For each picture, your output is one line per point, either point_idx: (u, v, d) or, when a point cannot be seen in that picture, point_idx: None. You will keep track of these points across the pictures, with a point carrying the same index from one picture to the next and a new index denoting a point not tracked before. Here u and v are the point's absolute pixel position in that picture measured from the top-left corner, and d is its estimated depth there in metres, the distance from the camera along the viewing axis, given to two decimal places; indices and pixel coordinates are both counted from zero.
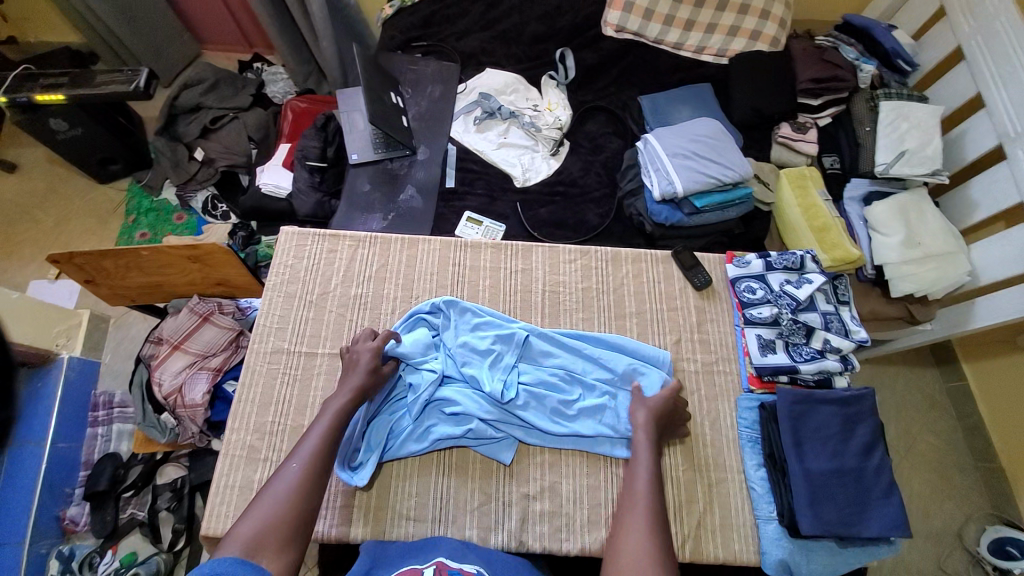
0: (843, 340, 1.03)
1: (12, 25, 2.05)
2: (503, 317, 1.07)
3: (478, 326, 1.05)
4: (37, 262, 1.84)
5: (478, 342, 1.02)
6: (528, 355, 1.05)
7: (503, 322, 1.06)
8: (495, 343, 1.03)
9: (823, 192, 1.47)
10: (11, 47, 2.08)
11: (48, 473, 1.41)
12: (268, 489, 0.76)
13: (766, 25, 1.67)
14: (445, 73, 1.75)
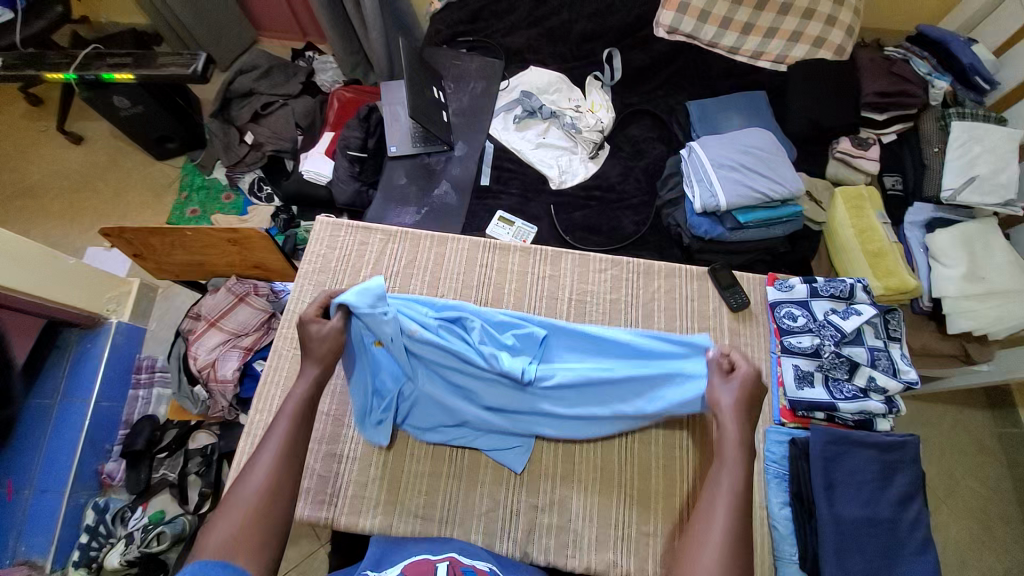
0: (890, 380, 0.94)
1: (88, 6, 2.18)
2: (519, 315, 1.03)
3: (493, 324, 1.01)
4: (97, 231, 1.97)
5: (492, 337, 0.98)
6: (546, 355, 1.00)
7: (518, 320, 1.01)
8: (517, 339, 0.98)
9: (881, 215, 1.37)
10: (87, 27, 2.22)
11: (91, 429, 1.52)
12: (238, 485, 0.70)
13: (833, 31, 1.56)
14: (489, 68, 1.73)
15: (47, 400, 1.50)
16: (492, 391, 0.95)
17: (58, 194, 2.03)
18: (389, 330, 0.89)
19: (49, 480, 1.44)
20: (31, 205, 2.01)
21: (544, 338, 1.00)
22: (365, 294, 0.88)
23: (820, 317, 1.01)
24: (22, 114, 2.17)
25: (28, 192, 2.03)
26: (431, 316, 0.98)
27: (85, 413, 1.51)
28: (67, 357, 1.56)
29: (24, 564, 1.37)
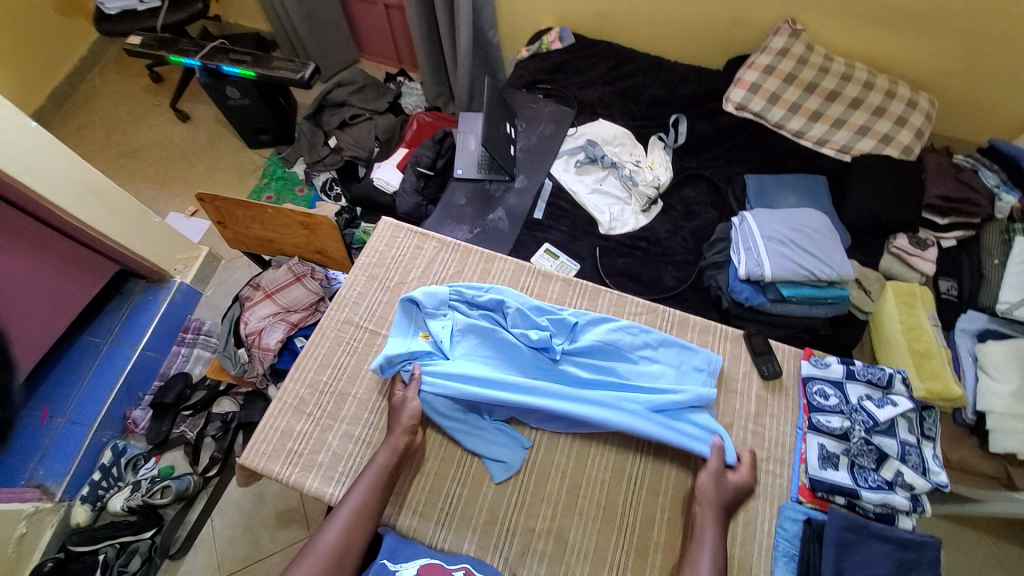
0: (919, 478, 0.88)
1: (223, 9, 2.52)
2: (553, 306, 1.12)
3: (530, 308, 1.10)
4: (182, 198, 2.19)
5: (526, 318, 1.08)
6: (573, 339, 1.08)
7: (553, 308, 1.11)
8: (548, 325, 1.07)
9: (932, 316, 1.34)
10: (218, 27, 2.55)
11: (131, 374, 1.63)
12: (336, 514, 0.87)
13: (902, 132, 1.59)
14: (560, 115, 1.86)
15: (99, 341, 1.64)
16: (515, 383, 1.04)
17: (158, 161, 2.29)
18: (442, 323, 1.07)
19: (83, 413, 1.54)
20: (133, 167, 2.27)
21: (575, 325, 1.08)
22: (429, 296, 1.07)
23: (853, 401, 0.98)
24: (145, 89, 2.48)
25: (133, 156, 2.30)
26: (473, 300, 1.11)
27: (129, 358, 1.63)
28: (129, 305, 1.72)
29: (37, 487, 1.43)
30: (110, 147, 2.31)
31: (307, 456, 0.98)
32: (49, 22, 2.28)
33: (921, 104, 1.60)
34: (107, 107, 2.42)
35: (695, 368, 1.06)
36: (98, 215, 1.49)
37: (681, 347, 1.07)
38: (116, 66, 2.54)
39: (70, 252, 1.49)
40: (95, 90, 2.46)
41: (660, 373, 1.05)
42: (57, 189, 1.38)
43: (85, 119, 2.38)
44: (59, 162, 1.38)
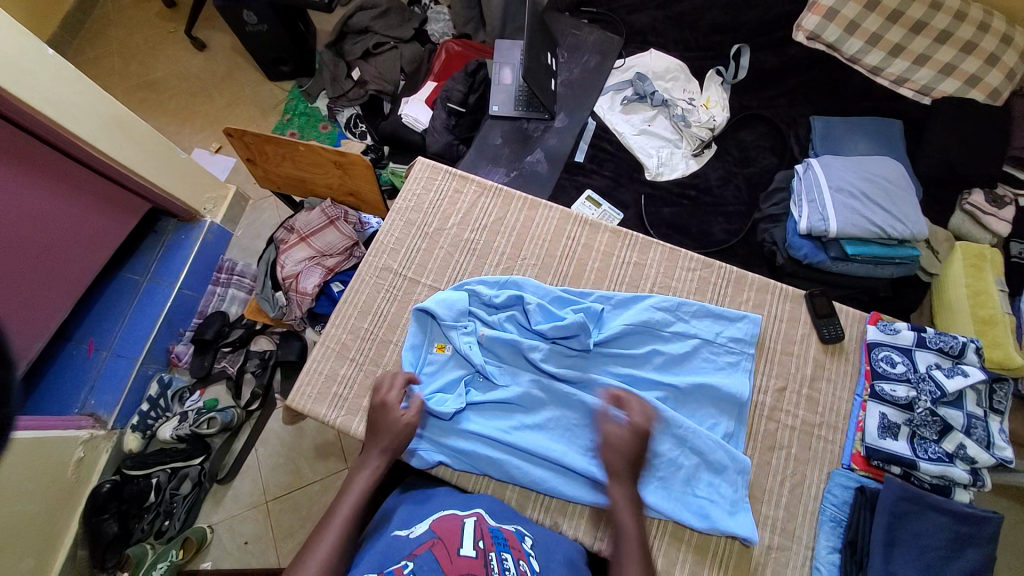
0: (981, 451, 0.84)
1: None
2: (576, 292, 1.03)
3: (551, 300, 1.01)
4: (205, 134, 2.12)
5: (547, 313, 0.98)
6: (600, 330, 1.00)
7: (576, 296, 1.02)
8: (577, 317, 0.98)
9: (1000, 280, 1.23)
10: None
11: (171, 311, 1.67)
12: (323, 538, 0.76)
13: (991, 72, 1.37)
14: (607, 44, 1.67)
15: (138, 278, 1.67)
16: (523, 407, 0.96)
17: (178, 94, 2.20)
18: (460, 328, 0.98)
19: (126, 347, 1.59)
20: (154, 100, 2.19)
21: (602, 313, 1.01)
22: (448, 308, 0.99)
23: (921, 369, 0.92)
24: (159, 14, 2.33)
25: (153, 87, 2.21)
26: (491, 292, 1.02)
27: (167, 296, 1.66)
28: (162, 245, 1.73)
29: (91, 416, 1.51)
30: (128, 78, 2.22)
31: (351, 401, 0.99)
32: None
33: (1018, 40, 1.37)
34: (122, 34, 2.30)
35: (726, 388, 0.95)
36: (125, 151, 1.45)
37: (715, 316, 1.01)
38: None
39: (100, 188, 1.46)
40: (108, 15, 2.33)
41: (692, 350, 0.98)
42: (78, 121, 1.32)
43: (101, 47, 2.27)
44: (79, 94, 1.32)
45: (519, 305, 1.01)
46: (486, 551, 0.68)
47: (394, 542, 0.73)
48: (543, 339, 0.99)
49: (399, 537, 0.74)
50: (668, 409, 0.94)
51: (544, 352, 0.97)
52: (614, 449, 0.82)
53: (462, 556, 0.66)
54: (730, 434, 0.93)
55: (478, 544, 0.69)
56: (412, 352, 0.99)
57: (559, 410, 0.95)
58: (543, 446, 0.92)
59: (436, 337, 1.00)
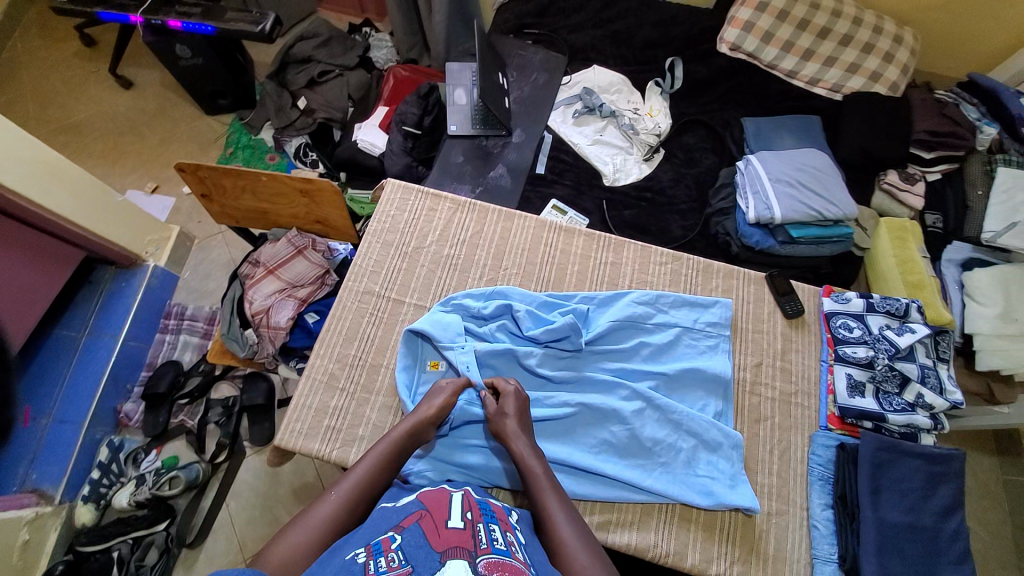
0: (937, 398, 0.95)
1: None
2: (560, 295, 1.07)
3: (538, 306, 1.04)
4: (138, 174, 1.99)
5: (537, 319, 1.01)
6: (588, 329, 1.04)
7: (561, 300, 1.05)
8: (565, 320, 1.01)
9: (921, 249, 1.41)
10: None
11: (116, 367, 1.54)
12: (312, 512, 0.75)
13: (889, 68, 1.59)
14: (552, 62, 1.75)
15: (76, 333, 1.52)
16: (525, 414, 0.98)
17: (104, 135, 2.05)
18: (453, 343, 0.98)
19: (69, 411, 1.44)
20: (78, 143, 2.03)
21: (588, 313, 1.05)
22: (441, 327, 0.99)
23: (875, 331, 1.02)
24: (75, 52, 2.18)
25: (75, 129, 2.05)
26: (479, 305, 1.03)
27: (111, 350, 1.53)
28: (99, 296, 1.59)
29: (33, 491, 1.35)
30: (44, 121, 2.05)
31: (346, 431, 0.95)
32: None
33: (906, 40, 1.60)
34: (32, 75, 2.12)
35: (709, 370, 1.01)
36: (58, 197, 1.34)
37: (691, 304, 1.08)
38: (37, 28, 2.22)
39: (28, 240, 1.33)
40: (15, 56, 2.15)
41: (675, 338, 1.04)
42: (4, 167, 1.21)
43: (10, 89, 2.09)
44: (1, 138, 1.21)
45: (508, 313, 1.03)
46: (474, 523, 0.67)
47: (382, 512, 0.71)
48: (536, 344, 1.01)
49: (387, 508, 0.72)
50: (662, 396, 0.99)
51: (539, 357, 1.00)
52: (506, 413, 0.89)
53: (450, 529, 0.64)
54: (720, 413, 0.99)
55: (466, 516, 0.68)
56: (406, 374, 0.98)
57: (562, 411, 0.97)
58: (549, 451, 0.93)
59: (429, 355, 1.00)
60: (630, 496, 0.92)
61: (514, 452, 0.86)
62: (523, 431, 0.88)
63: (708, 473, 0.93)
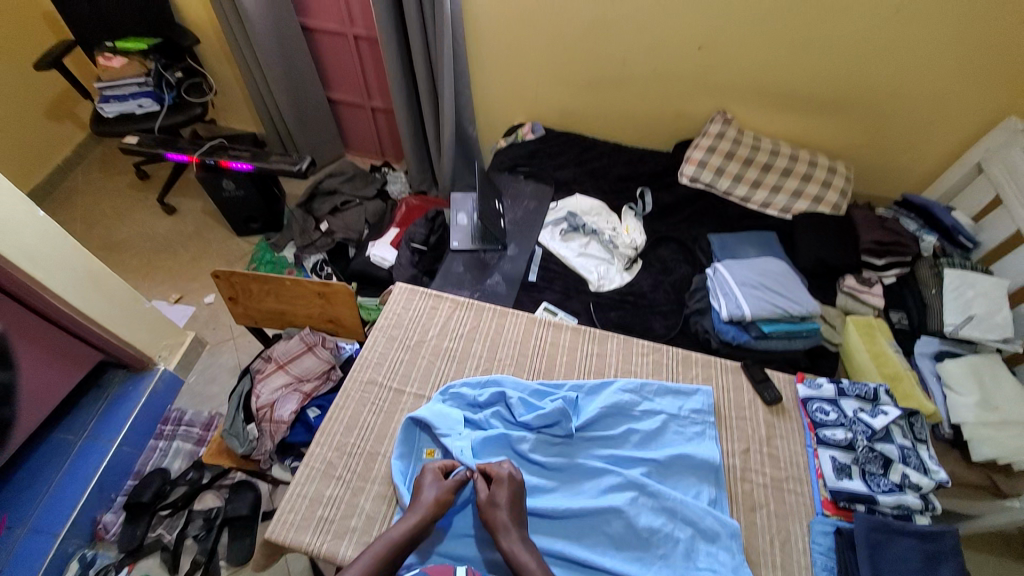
0: (923, 478, 0.98)
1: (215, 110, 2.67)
2: (551, 384, 1.14)
3: (531, 394, 1.11)
4: (165, 287, 2.18)
5: (529, 405, 1.07)
6: (578, 416, 1.09)
7: (551, 388, 1.13)
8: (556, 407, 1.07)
9: (891, 342, 1.51)
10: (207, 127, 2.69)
11: (104, 474, 1.52)
12: None
13: (827, 192, 1.87)
14: (541, 193, 2.05)
15: (73, 437, 1.54)
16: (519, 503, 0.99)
17: (142, 253, 2.29)
18: (451, 432, 1.04)
19: (47, 521, 1.40)
20: (116, 260, 2.26)
21: (577, 400, 1.11)
22: (439, 415, 1.05)
23: (850, 414, 1.08)
24: (130, 186, 2.54)
25: (117, 248, 2.30)
26: (476, 394, 1.10)
27: (104, 455, 1.53)
28: (105, 400, 1.63)
29: None
30: (91, 242, 2.31)
31: (338, 523, 0.96)
32: (36, 125, 2.37)
33: (839, 171, 1.91)
34: (89, 205, 2.45)
35: (698, 456, 1.04)
36: (92, 303, 1.48)
37: (675, 392, 1.15)
38: (99, 165, 2.60)
39: (57, 340, 1.46)
40: (76, 189, 2.50)
41: (662, 425, 1.09)
42: (54, 276, 1.38)
43: (66, 215, 2.39)
44: (59, 253, 1.39)
45: (502, 401, 1.10)
46: None
47: None
48: (529, 430, 1.06)
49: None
50: (654, 482, 1.01)
51: (532, 443, 1.04)
52: (498, 504, 0.90)
53: None
54: (715, 500, 1.00)
55: None
56: (401, 462, 1.02)
57: (556, 499, 0.98)
58: (545, 542, 0.93)
59: (425, 443, 1.05)
60: None
61: (502, 546, 0.87)
62: (514, 523, 0.90)
63: (707, 566, 0.92)
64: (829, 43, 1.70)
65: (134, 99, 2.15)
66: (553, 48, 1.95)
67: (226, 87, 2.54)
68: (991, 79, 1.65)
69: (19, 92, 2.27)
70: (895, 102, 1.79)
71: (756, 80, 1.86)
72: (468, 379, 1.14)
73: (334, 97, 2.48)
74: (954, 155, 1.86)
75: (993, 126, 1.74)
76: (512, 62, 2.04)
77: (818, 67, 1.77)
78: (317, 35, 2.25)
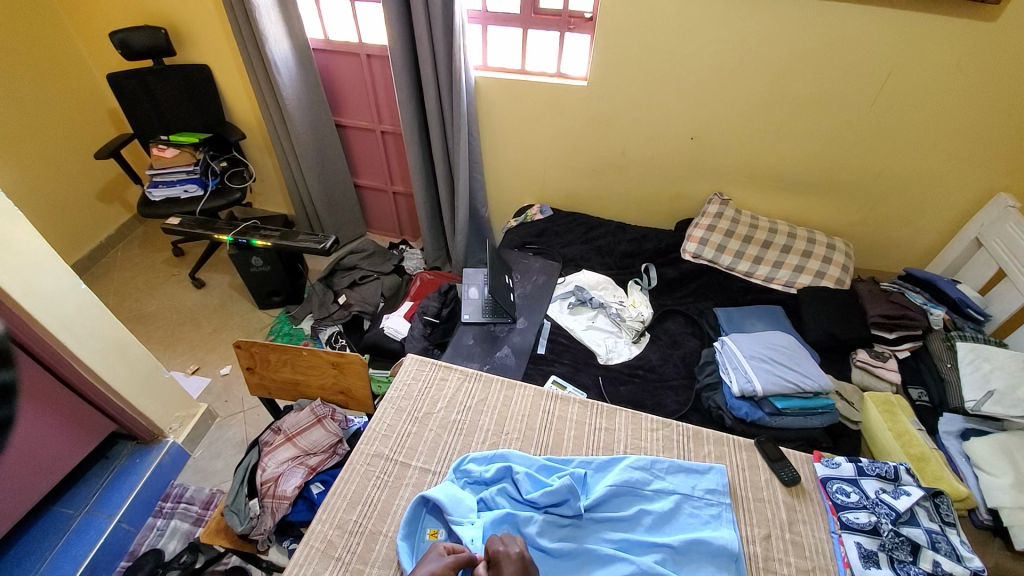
0: (955, 565, 0.94)
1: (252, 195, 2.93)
2: (558, 459, 1.12)
3: (537, 469, 1.09)
4: (184, 358, 2.24)
5: (536, 481, 1.05)
6: (586, 495, 1.06)
7: (558, 464, 1.11)
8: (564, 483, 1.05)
9: (914, 421, 1.46)
10: (243, 210, 2.94)
11: (99, 552, 1.46)
12: None
13: (829, 268, 1.92)
14: (549, 268, 2.12)
15: (73, 511, 1.52)
16: None
17: (168, 325, 2.40)
18: (462, 515, 1.00)
19: None
20: (142, 331, 2.36)
21: (586, 477, 1.09)
22: (454, 501, 1.01)
23: (872, 495, 1.07)
24: (165, 261, 2.73)
25: (144, 320, 2.42)
26: (483, 471, 1.08)
27: (103, 530, 1.49)
28: (111, 471, 1.63)
29: None
30: (121, 313, 2.44)
31: None
32: (88, 207, 2.62)
33: (838, 248, 1.98)
34: (124, 279, 2.62)
35: (717, 542, 0.99)
36: (115, 372, 1.54)
37: (687, 470, 1.12)
38: (140, 243, 2.82)
39: (74, 409, 1.49)
40: (116, 264, 2.69)
41: (675, 506, 1.05)
42: (86, 346, 1.46)
43: (101, 289, 2.55)
44: (94, 323, 1.48)
45: (508, 476, 1.08)
46: None
47: None
48: (537, 509, 1.03)
49: None
50: (670, 571, 0.95)
51: (541, 526, 1.00)
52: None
53: None
54: None
55: None
56: (406, 543, 0.98)
57: None
58: None
59: (430, 523, 1.02)
60: None
61: None
62: None
63: None
64: (812, 133, 1.86)
65: (181, 185, 2.40)
66: (558, 140, 2.15)
67: (264, 174, 2.81)
68: (972, 162, 1.77)
69: (81, 179, 2.55)
70: (883, 182, 1.90)
71: (748, 165, 2.01)
72: (474, 453, 1.13)
73: (360, 183, 2.72)
74: (950, 230, 1.94)
75: (985, 202, 1.84)
76: (521, 152, 2.25)
77: (805, 154, 1.92)
78: (348, 130, 2.53)
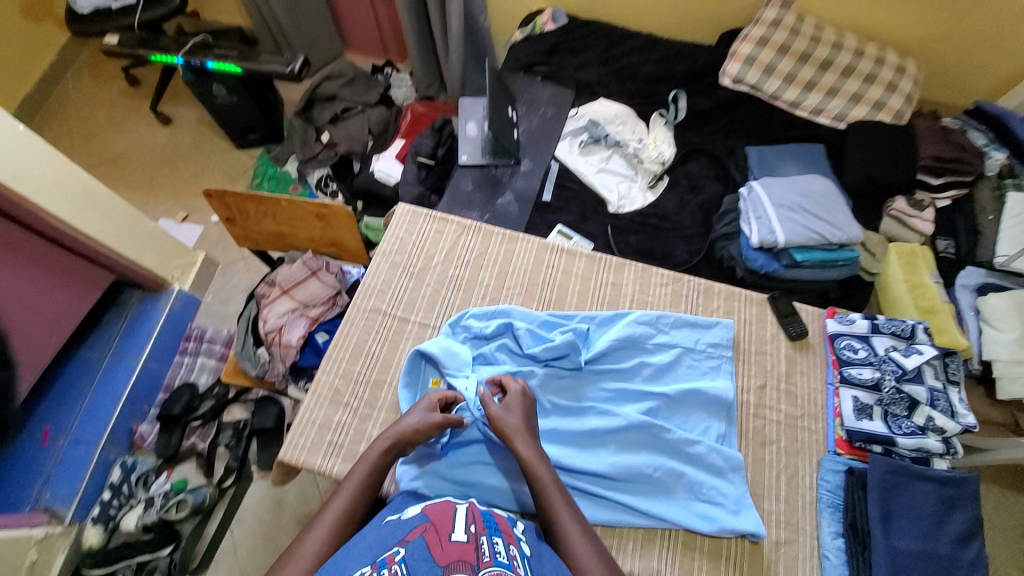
0: (948, 421, 0.98)
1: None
2: (560, 315, 1.10)
3: (539, 325, 1.08)
4: (169, 205, 2.12)
5: (537, 336, 1.05)
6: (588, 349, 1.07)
7: (560, 320, 1.09)
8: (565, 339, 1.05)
9: (934, 274, 1.38)
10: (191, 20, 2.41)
11: (134, 388, 1.60)
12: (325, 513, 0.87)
13: (891, 97, 1.58)
14: (560, 97, 1.79)
15: (99, 354, 1.59)
16: None
17: (144, 167, 2.21)
18: (460, 364, 1.02)
19: (86, 432, 1.50)
20: (119, 174, 2.19)
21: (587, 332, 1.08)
22: (449, 354, 1.02)
23: (881, 352, 1.06)
24: (122, 92, 2.37)
25: (116, 162, 2.21)
26: (482, 326, 1.07)
27: (132, 371, 1.59)
28: (126, 317, 1.66)
29: (45, 511, 1.40)
30: (90, 154, 2.22)
31: (347, 447, 1.00)
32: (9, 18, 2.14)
33: (909, 70, 1.59)
34: (81, 112, 2.31)
35: (714, 393, 1.04)
36: (95, 224, 1.45)
37: (692, 325, 1.10)
38: (88, 68, 2.41)
39: (63, 261, 1.43)
40: (67, 95, 2.35)
41: (675, 360, 1.07)
42: (51, 196, 1.33)
43: (61, 125, 2.28)
44: (49, 169, 1.32)
45: (508, 332, 1.07)
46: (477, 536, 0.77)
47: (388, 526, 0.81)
48: (537, 362, 1.05)
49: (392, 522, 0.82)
50: (664, 418, 1.02)
51: (541, 377, 1.03)
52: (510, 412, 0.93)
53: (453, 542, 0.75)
54: (723, 436, 1.01)
55: (470, 529, 0.78)
56: (408, 391, 1.02)
57: (566, 424, 1.01)
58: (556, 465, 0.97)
59: (430, 374, 1.04)
60: (631, 518, 0.95)
61: (519, 453, 0.89)
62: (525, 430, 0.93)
63: (713, 495, 0.97)
64: None
65: None
66: None
67: None
68: None
69: None
70: None
71: None
72: (472, 308, 1.10)
73: None
74: None
75: None
76: None
77: None
78: None
